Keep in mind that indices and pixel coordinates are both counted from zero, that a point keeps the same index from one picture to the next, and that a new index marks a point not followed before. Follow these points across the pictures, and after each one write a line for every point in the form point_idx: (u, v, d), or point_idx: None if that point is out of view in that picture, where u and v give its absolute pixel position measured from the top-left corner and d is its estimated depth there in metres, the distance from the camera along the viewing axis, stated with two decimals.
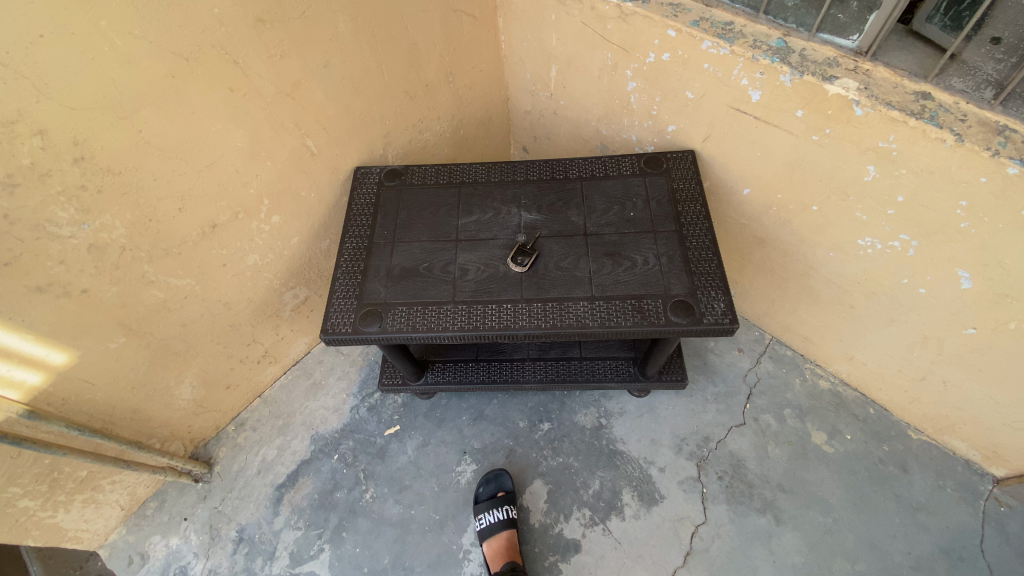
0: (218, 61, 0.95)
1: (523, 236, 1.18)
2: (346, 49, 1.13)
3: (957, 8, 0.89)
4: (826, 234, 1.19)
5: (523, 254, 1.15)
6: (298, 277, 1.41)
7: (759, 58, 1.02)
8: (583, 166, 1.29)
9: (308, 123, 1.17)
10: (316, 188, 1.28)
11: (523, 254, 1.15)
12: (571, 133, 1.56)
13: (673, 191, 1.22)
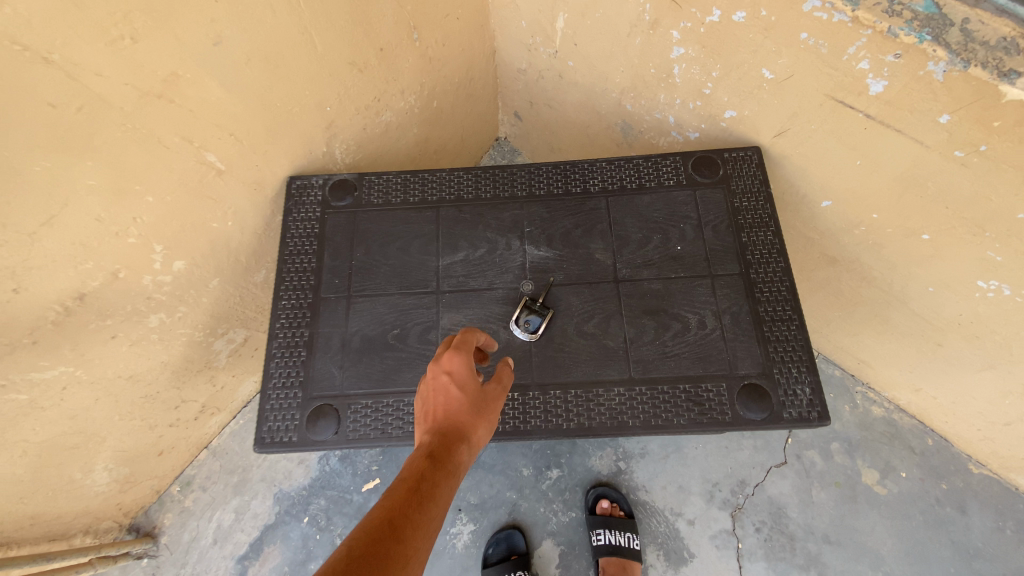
0: (16, 63, 0.56)
1: (524, 283, 0.87)
2: (243, 12, 0.72)
3: None
4: (930, 267, 0.90)
5: (531, 312, 0.83)
6: (230, 321, 1.07)
7: (898, 34, 0.67)
8: (609, 170, 0.93)
9: (203, 131, 0.79)
10: (234, 213, 0.92)
11: (531, 310, 0.83)
12: (582, 103, 1.17)
13: (734, 211, 0.89)
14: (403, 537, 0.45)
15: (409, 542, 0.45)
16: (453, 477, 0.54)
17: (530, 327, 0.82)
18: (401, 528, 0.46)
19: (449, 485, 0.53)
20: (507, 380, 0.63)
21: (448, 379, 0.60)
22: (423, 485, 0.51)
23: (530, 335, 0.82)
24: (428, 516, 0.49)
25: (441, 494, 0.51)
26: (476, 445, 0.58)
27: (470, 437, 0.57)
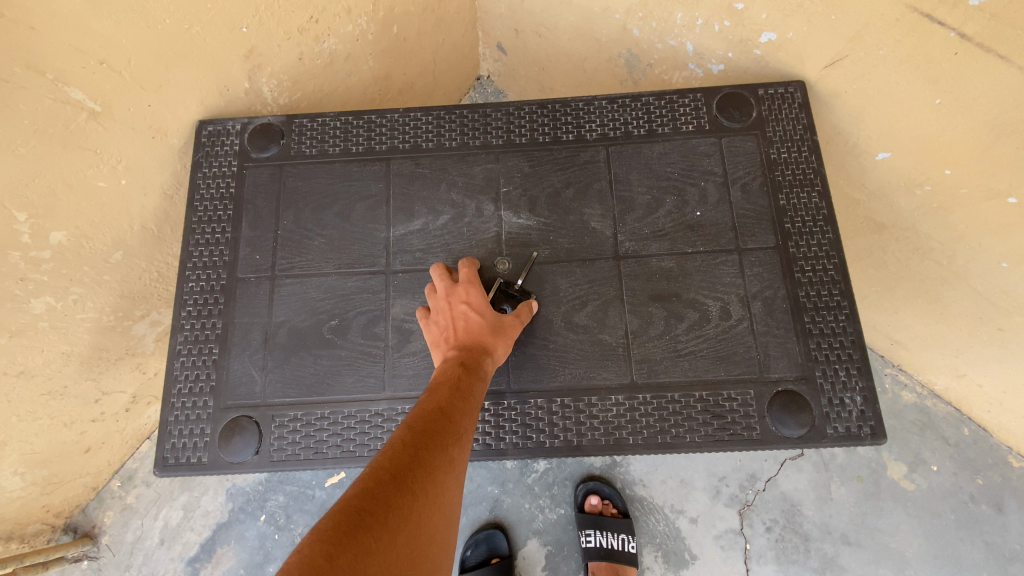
0: None
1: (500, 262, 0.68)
2: None
3: None
4: (1011, 238, 0.71)
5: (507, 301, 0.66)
6: (148, 300, 0.89)
7: None
8: (609, 110, 0.73)
9: (59, 57, 0.59)
10: (128, 166, 0.72)
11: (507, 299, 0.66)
12: (577, 29, 0.94)
13: (771, 164, 0.69)
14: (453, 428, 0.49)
15: (460, 430, 0.50)
16: (483, 384, 0.57)
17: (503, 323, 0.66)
18: (449, 419, 0.50)
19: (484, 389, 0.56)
20: (528, 308, 0.64)
21: (468, 305, 0.61)
22: (464, 386, 0.54)
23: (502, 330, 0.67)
24: (472, 412, 0.53)
25: (477, 398, 0.55)
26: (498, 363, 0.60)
27: (495, 356, 0.59)
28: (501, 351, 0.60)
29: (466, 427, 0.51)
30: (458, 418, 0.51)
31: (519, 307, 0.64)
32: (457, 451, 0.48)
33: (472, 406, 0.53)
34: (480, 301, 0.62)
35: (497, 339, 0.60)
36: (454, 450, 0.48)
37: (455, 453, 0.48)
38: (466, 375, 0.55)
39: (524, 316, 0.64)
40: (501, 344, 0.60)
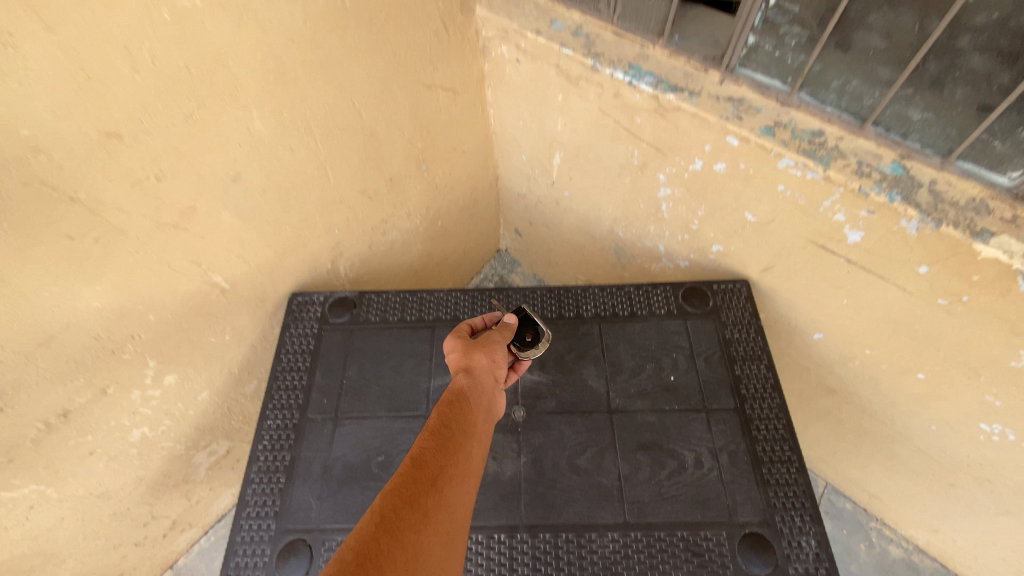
0: (47, 205, 0.61)
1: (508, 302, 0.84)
2: (264, 158, 0.79)
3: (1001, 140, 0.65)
4: (931, 406, 0.88)
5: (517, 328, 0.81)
6: (213, 432, 1.04)
7: (869, 193, 0.71)
8: (601, 296, 0.96)
9: (212, 257, 0.83)
10: (232, 327, 0.94)
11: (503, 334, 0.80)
12: (578, 227, 1.23)
13: (727, 342, 0.90)
14: (432, 468, 0.54)
15: (441, 471, 0.54)
16: (469, 413, 0.62)
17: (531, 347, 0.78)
18: (428, 462, 0.55)
19: (471, 422, 0.62)
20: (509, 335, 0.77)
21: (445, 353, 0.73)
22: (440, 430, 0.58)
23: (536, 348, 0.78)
24: (454, 446, 0.58)
25: (462, 436, 0.60)
26: (483, 383, 0.68)
27: (480, 384, 0.67)
28: (485, 376, 0.68)
29: (451, 469, 0.55)
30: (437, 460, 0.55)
31: (497, 338, 0.75)
32: (439, 492, 0.52)
33: (456, 440, 0.58)
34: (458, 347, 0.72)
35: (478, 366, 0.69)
36: (436, 491, 0.52)
37: (429, 502, 0.50)
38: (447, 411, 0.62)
39: (502, 345, 0.74)
40: (476, 362, 0.69)
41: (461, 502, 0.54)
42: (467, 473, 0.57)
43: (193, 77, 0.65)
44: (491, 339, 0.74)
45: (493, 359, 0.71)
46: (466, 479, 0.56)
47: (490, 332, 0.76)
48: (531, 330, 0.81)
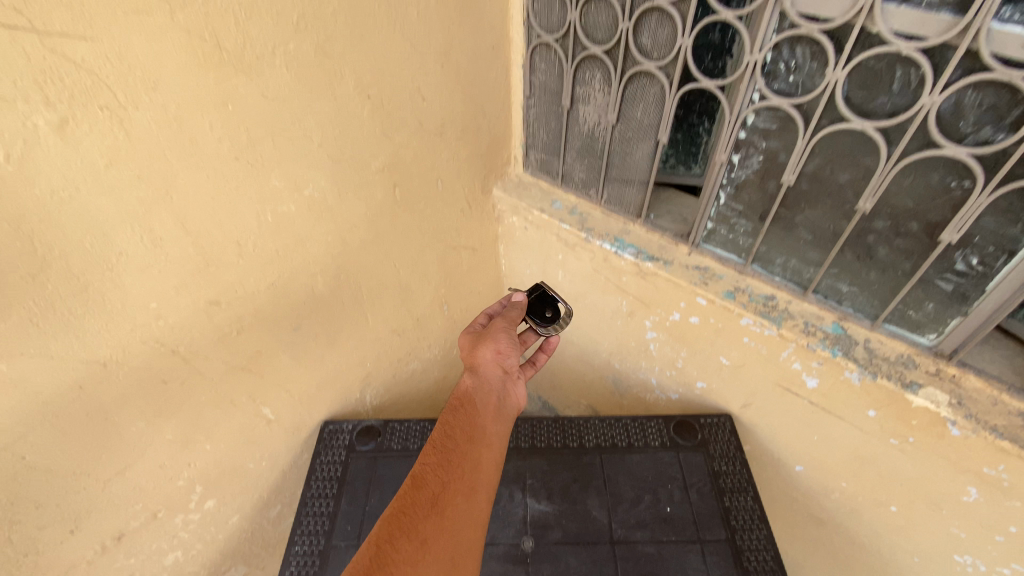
0: (155, 356, 0.77)
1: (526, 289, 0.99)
2: (321, 309, 0.99)
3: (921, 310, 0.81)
4: (910, 537, 0.95)
5: (538, 309, 0.96)
6: (234, 559, 1.09)
7: (816, 348, 0.87)
8: (601, 428, 1.07)
9: (266, 391, 0.97)
10: (269, 453, 1.05)
11: (527, 317, 0.95)
12: (579, 358, 1.39)
13: (716, 474, 0.99)
14: (429, 486, 0.63)
15: (439, 486, 0.63)
16: (471, 413, 0.73)
17: (552, 324, 0.94)
18: (427, 478, 0.64)
19: (474, 425, 0.72)
20: (516, 319, 0.89)
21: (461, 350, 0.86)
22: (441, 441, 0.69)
23: (559, 324, 0.93)
24: (456, 457, 0.67)
25: (464, 444, 0.69)
26: (487, 375, 0.79)
27: (484, 380, 0.79)
28: (488, 371, 0.79)
29: (450, 482, 0.64)
30: (435, 477, 0.64)
31: (499, 330, 0.86)
32: (437, 510, 0.61)
33: (455, 449, 0.68)
34: (466, 351, 0.84)
35: (481, 363, 0.80)
36: (431, 509, 0.61)
37: (423, 524, 0.59)
38: (453, 418, 0.73)
39: (504, 334, 0.84)
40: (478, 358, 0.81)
41: (468, 510, 0.62)
42: (472, 481, 0.65)
43: (280, 256, 0.86)
44: (494, 333, 0.85)
45: (494, 350, 0.82)
46: (471, 486, 0.65)
47: (494, 325, 0.87)
48: (550, 307, 0.96)
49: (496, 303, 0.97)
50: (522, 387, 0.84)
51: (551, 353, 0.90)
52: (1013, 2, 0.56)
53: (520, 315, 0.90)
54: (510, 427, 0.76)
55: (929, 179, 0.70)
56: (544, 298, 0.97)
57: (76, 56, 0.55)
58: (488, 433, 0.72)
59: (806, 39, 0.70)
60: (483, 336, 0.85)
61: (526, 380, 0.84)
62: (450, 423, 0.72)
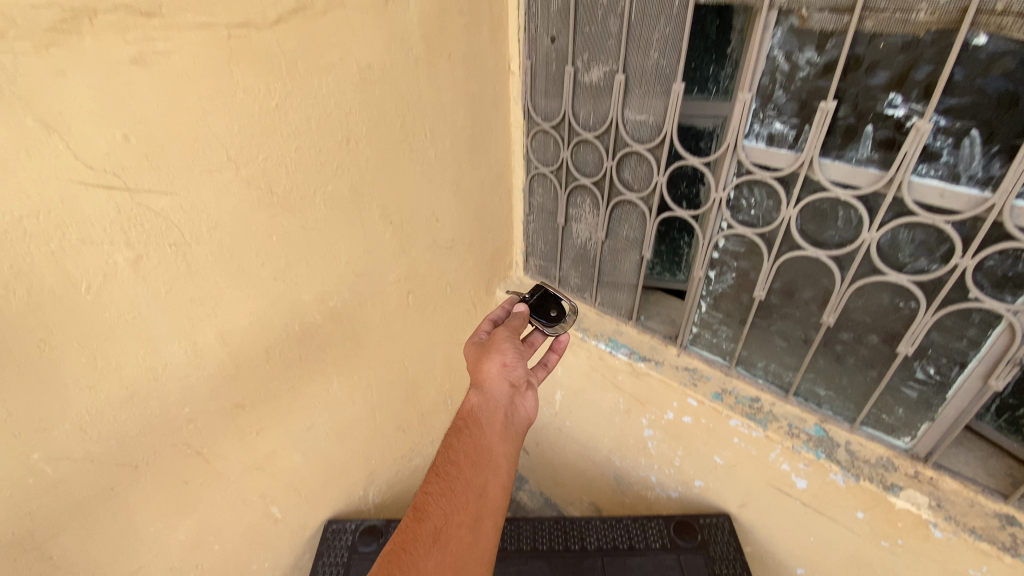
0: (181, 457, 0.82)
1: (527, 295, 0.99)
2: (334, 408, 1.06)
3: (893, 414, 0.87)
4: None
5: (543, 310, 0.95)
6: None
7: (801, 450, 0.93)
8: (601, 529, 1.10)
9: (276, 490, 1.01)
10: (273, 553, 1.06)
11: (532, 318, 0.94)
12: (579, 453, 1.43)
13: None
14: (430, 520, 0.65)
15: (440, 519, 0.65)
16: (475, 433, 0.75)
17: (557, 323, 0.93)
18: (428, 511, 0.67)
19: (478, 449, 0.73)
20: (519, 327, 0.89)
21: (467, 359, 0.87)
22: (444, 469, 0.71)
23: (564, 324, 0.93)
24: (458, 485, 0.69)
25: (467, 470, 0.70)
26: (493, 386, 0.79)
27: (489, 396, 0.78)
28: (494, 386, 0.79)
29: (452, 514, 0.66)
30: (436, 509, 0.67)
31: (504, 339, 0.85)
32: (436, 543, 0.63)
33: (458, 478, 0.69)
34: (471, 363, 0.85)
35: (486, 378, 0.80)
36: (433, 544, 0.63)
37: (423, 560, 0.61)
38: (457, 441, 0.74)
39: (509, 345, 0.83)
40: (483, 370, 0.81)
41: (472, 541, 0.64)
42: (476, 510, 0.66)
43: (303, 361, 0.95)
44: (498, 343, 0.84)
45: (498, 362, 0.81)
46: (475, 515, 0.66)
47: (498, 334, 0.87)
48: (554, 306, 0.96)
49: (501, 306, 0.97)
50: (531, 397, 0.83)
51: (561, 353, 0.92)
52: (927, 161, 0.68)
53: (523, 321, 0.90)
54: (518, 444, 0.76)
55: (880, 298, 0.80)
56: (545, 300, 0.98)
57: (156, 205, 0.67)
58: (493, 455, 0.72)
59: (761, 182, 0.83)
60: (487, 348, 0.85)
61: (535, 391, 0.83)
62: (454, 448, 0.73)
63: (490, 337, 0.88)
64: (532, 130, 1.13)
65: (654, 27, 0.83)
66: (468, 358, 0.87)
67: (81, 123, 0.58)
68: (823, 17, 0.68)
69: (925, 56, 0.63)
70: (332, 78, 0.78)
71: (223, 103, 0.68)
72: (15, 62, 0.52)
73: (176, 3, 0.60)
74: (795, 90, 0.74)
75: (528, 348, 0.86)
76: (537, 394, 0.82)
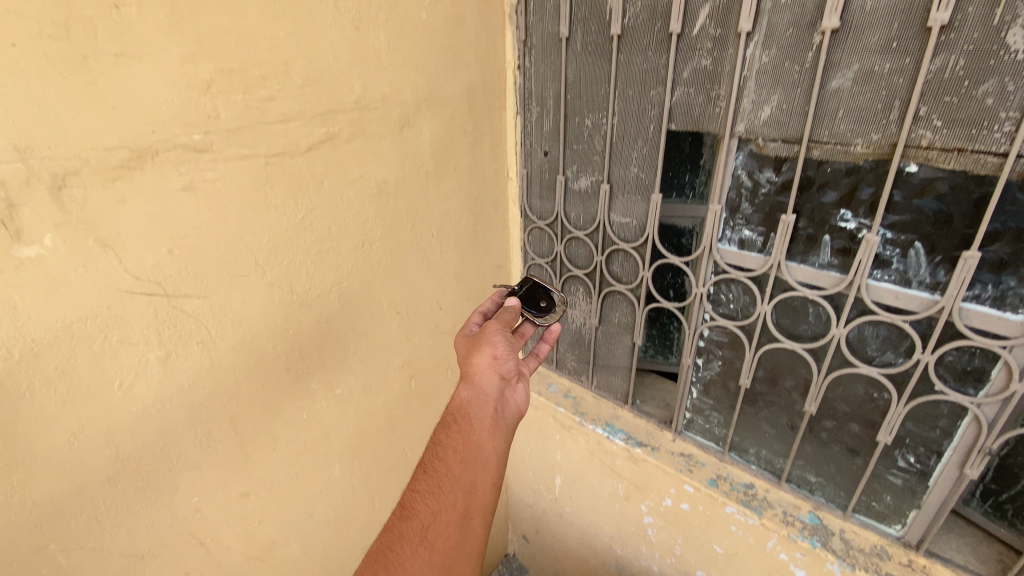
0: (185, 547, 0.84)
1: (515, 287, 0.98)
2: (335, 494, 1.07)
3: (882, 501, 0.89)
4: None
5: (532, 302, 0.95)
6: None
7: (797, 538, 0.95)
8: None
9: None
10: None
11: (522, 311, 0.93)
12: (580, 539, 1.41)
13: None
14: (418, 520, 0.67)
15: (428, 518, 0.67)
16: (463, 428, 0.76)
17: (548, 313, 0.92)
18: (416, 509, 0.68)
19: (467, 447, 0.74)
20: (509, 321, 0.88)
21: (457, 346, 0.87)
22: (431, 464, 0.72)
23: (555, 314, 0.91)
24: (446, 483, 0.70)
25: (456, 468, 0.72)
26: (482, 378, 0.80)
27: (479, 391, 0.79)
28: (484, 381, 0.79)
29: (440, 512, 0.68)
30: (423, 508, 0.68)
31: (495, 332, 0.84)
32: (422, 543, 0.65)
33: (446, 475, 0.71)
34: (461, 356, 0.84)
35: (477, 372, 0.79)
36: (420, 544, 0.65)
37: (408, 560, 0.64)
38: (446, 436, 0.75)
39: (500, 338, 0.83)
40: (473, 363, 0.80)
41: (459, 539, 0.67)
42: (464, 507, 0.69)
43: (308, 448, 0.98)
44: (489, 336, 0.83)
45: (488, 356, 0.81)
46: (463, 513, 0.69)
47: (490, 326, 0.86)
48: (544, 297, 0.96)
49: (490, 299, 0.95)
50: (523, 389, 0.84)
51: (552, 344, 0.90)
52: (880, 267, 0.76)
53: (513, 314, 0.89)
54: (508, 438, 0.78)
55: (856, 388, 0.85)
56: (533, 292, 0.97)
57: (189, 308, 0.74)
58: (482, 452, 0.74)
59: (737, 280, 0.91)
60: (479, 339, 0.84)
61: (525, 382, 0.84)
62: (442, 446, 0.74)
63: (482, 329, 0.87)
64: (528, 227, 1.23)
65: (633, 147, 0.95)
66: (458, 349, 0.86)
67: (133, 241, 0.66)
68: (776, 146, 0.79)
69: (867, 180, 0.73)
70: (351, 192, 0.90)
71: (257, 217, 0.78)
72: (87, 194, 0.61)
73: (225, 141, 0.71)
74: (759, 203, 0.84)
75: (519, 341, 0.86)
76: (528, 387, 0.83)
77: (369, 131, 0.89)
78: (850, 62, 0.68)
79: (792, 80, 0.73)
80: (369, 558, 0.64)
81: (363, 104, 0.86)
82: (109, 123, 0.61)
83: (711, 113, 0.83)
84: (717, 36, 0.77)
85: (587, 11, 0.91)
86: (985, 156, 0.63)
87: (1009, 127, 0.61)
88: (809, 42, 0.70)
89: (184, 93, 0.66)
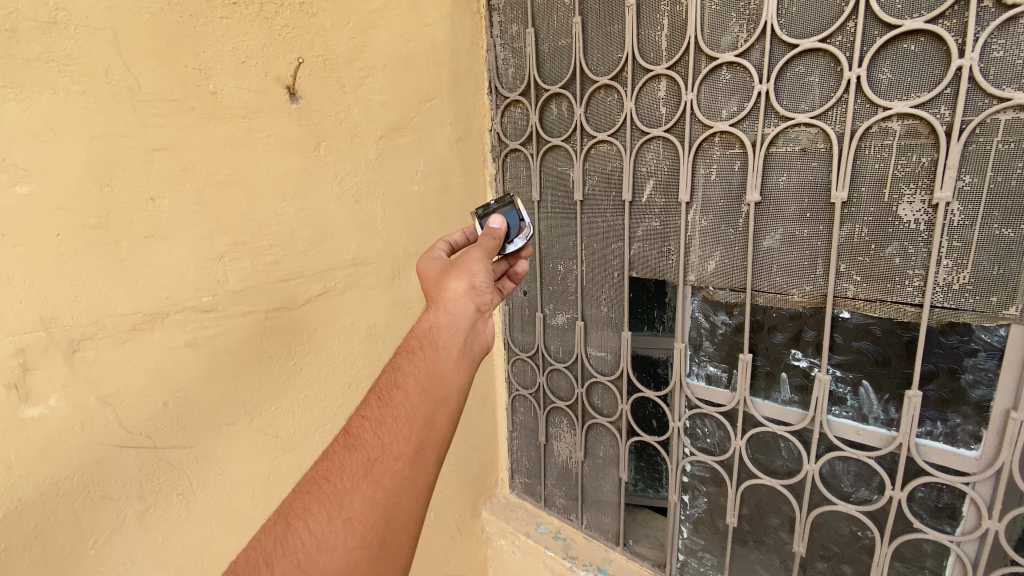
0: None
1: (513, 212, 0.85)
2: None
3: None
4: None
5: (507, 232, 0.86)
6: None
7: None
8: None
9: None
10: None
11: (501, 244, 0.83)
12: None
13: None
14: (360, 452, 0.56)
15: (377, 449, 0.56)
16: (429, 346, 0.66)
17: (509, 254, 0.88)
18: (362, 438, 0.57)
19: (431, 376, 0.63)
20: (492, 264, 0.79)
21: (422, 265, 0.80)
22: (385, 389, 0.62)
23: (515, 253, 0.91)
24: (399, 409, 0.60)
25: (415, 398, 0.61)
26: (454, 298, 0.71)
27: (451, 317, 0.70)
28: (458, 308, 0.71)
29: (389, 445, 0.57)
30: (370, 437, 0.57)
31: (475, 260, 0.75)
32: (362, 476, 0.54)
33: (402, 402, 0.60)
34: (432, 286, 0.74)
35: (449, 299, 0.71)
36: (361, 478, 0.54)
37: (341, 498, 0.53)
38: (408, 360, 0.65)
39: (478, 264, 0.74)
40: (445, 288, 0.72)
41: (414, 477, 0.57)
42: (419, 441, 0.58)
43: None
44: (467, 262, 0.74)
45: (463, 281, 0.72)
46: (418, 446, 0.58)
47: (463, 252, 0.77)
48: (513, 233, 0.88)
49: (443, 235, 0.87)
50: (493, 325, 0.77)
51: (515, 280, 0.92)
52: (837, 403, 0.81)
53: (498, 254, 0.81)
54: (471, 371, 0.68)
55: (840, 527, 0.85)
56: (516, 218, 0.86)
57: (174, 459, 0.76)
58: (448, 384, 0.64)
59: (709, 415, 0.95)
60: (452, 266, 0.75)
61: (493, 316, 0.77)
62: (400, 373, 0.64)
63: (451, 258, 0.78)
64: (511, 358, 1.29)
65: (601, 291, 1.05)
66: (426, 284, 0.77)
67: (131, 397, 0.70)
68: (724, 293, 0.88)
69: (809, 324, 0.81)
70: (342, 338, 0.97)
71: (251, 367, 0.83)
72: (97, 354, 0.67)
73: (230, 301, 0.80)
74: (719, 341, 0.91)
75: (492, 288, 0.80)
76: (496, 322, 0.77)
77: (364, 282, 0.99)
78: (775, 227, 0.79)
79: (730, 240, 0.84)
80: (299, 490, 0.54)
81: (358, 261, 0.97)
82: (128, 292, 0.69)
83: (665, 264, 0.93)
84: (663, 204, 0.91)
85: (554, 180, 1.06)
86: (904, 306, 0.71)
87: (918, 282, 0.70)
88: (738, 211, 0.82)
89: (200, 263, 0.76)
